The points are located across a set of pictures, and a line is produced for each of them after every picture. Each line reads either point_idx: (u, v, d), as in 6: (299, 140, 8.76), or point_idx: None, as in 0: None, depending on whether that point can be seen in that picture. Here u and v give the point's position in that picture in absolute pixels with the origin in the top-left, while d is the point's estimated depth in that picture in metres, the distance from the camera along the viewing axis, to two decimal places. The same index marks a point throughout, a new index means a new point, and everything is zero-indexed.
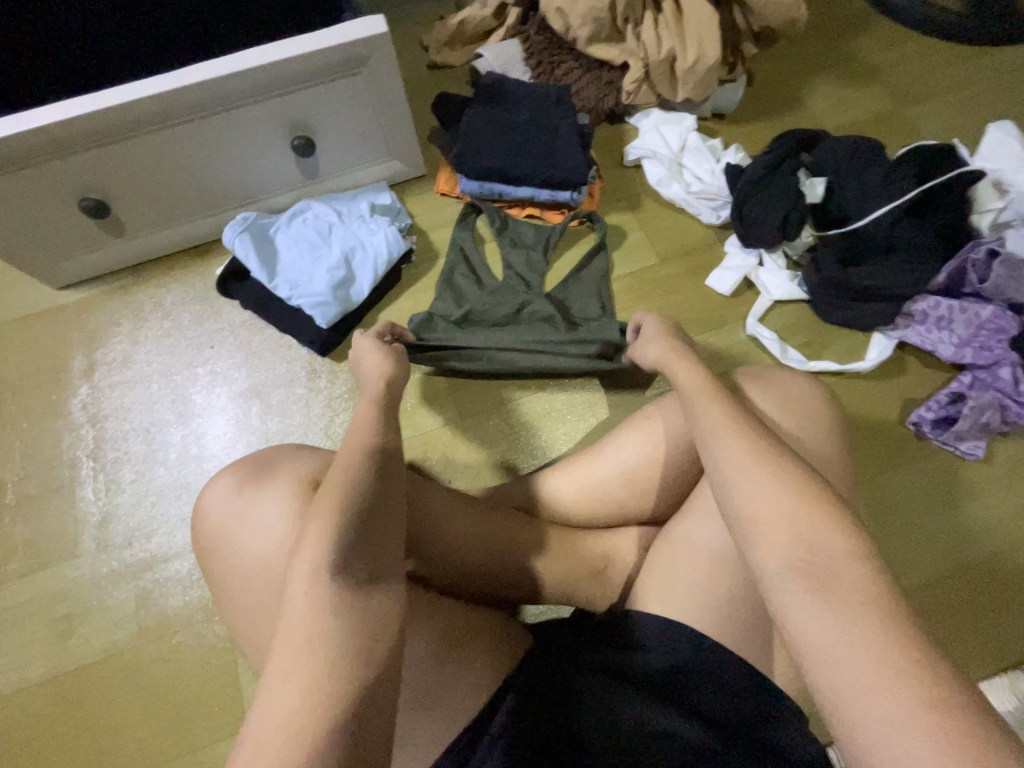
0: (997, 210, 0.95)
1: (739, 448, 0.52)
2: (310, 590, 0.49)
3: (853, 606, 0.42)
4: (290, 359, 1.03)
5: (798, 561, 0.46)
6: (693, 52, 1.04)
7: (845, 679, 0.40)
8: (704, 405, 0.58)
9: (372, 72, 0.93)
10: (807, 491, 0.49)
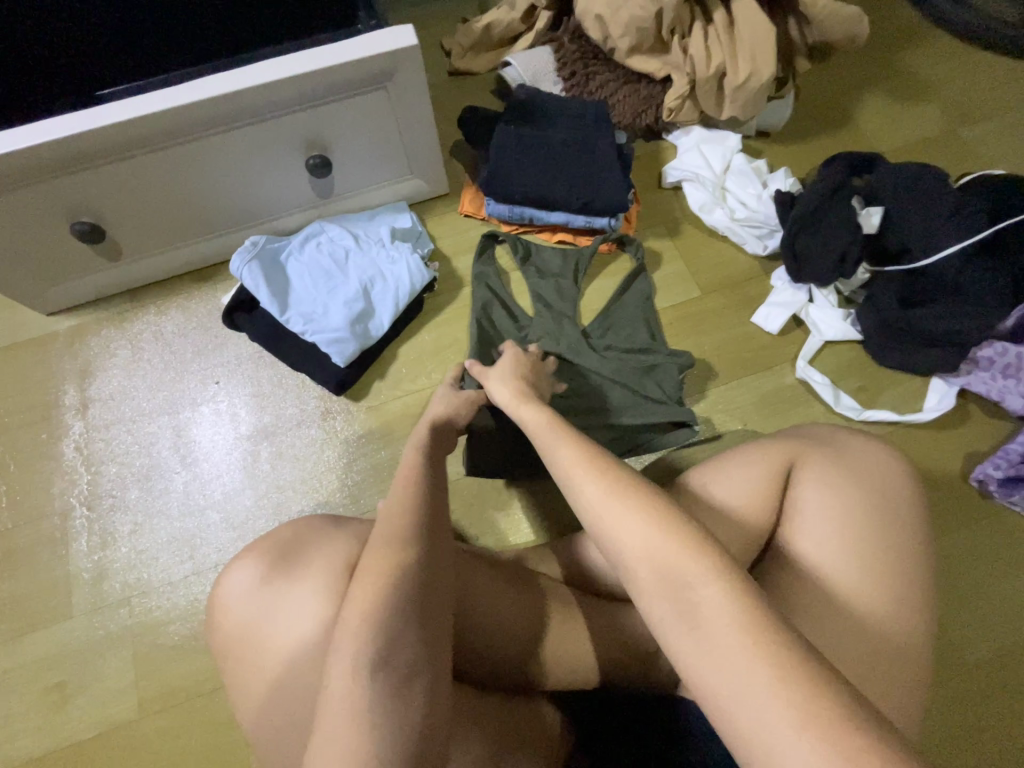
0: None
1: (594, 481, 0.49)
2: (346, 683, 0.45)
3: (723, 639, 0.39)
4: (303, 397, 0.95)
5: (675, 599, 0.42)
6: (745, 68, 0.96)
7: (737, 715, 0.37)
8: (554, 441, 0.55)
9: (396, 87, 0.84)
10: (651, 506, 0.46)
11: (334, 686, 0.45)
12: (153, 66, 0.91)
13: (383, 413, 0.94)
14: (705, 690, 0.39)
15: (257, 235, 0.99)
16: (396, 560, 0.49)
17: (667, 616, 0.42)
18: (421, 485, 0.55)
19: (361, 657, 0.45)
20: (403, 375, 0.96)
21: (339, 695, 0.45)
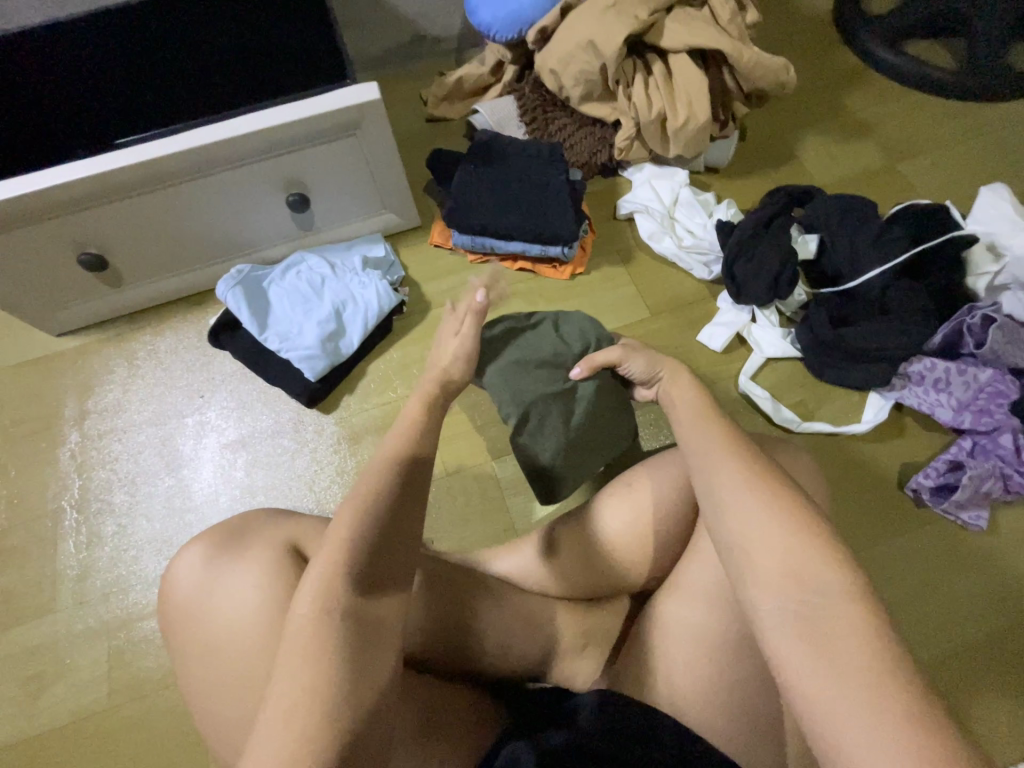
0: (992, 273, 0.95)
1: (734, 471, 0.53)
2: (313, 633, 0.48)
3: (842, 646, 0.44)
4: (279, 410, 1.03)
5: (792, 601, 0.47)
6: (683, 113, 1.05)
7: (828, 702, 0.42)
8: (694, 428, 0.59)
9: (365, 133, 0.95)
10: (790, 513, 0.50)
11: (294, 627, 0.48)
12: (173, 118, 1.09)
13: (351, 425, 1.02)
14: (795, 680, 0.45)
15: (243, 263, 1.09)
16: (355, 543, 0.52)
17: (785, 613, 0.47)
18: (397, 469, 0.57)
19: (326, 604, 0.49)
20: (372, 389, 1.04)
21: (300, 642, 0.48)
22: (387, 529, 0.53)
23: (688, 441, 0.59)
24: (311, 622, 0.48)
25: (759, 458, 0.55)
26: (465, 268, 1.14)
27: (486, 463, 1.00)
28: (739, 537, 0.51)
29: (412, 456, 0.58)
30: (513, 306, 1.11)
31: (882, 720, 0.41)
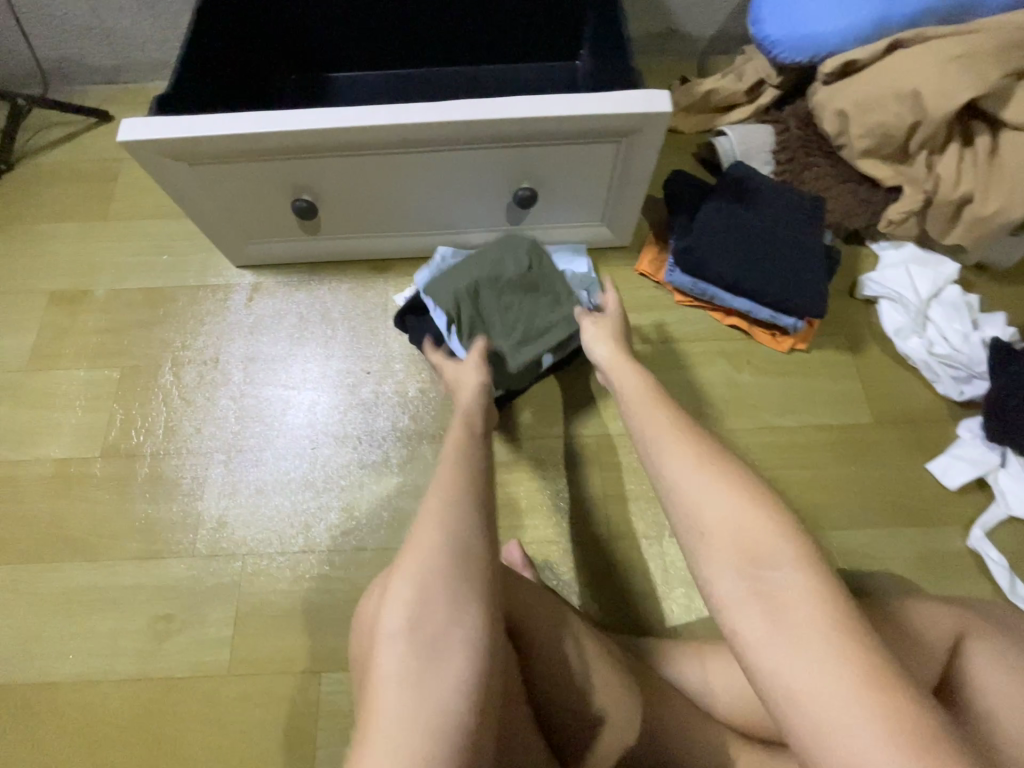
0: None
1: (686, 451, 0.50)
2: (412, 616, 0.45)
3: (798, 617, 0.40)
4: (443, 411, 0.96)
5: (744, 573, 0.42)
6: (994, 203, 0.88)
7: (801, 689, 0.37)
8: (646, 411, 0.57)
9: (628, 144, 0.83)
10: (726, 474, 0.47)
11: (395, 624, 0.45)
12: (401, 66, 1.12)
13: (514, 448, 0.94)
14: (760, 658, 0.40)
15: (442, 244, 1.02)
16: (448, 500, 0.50)
17: (738, 590, 0.42)
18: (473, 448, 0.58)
19: (419, 583, 0.46)
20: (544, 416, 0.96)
21: (401, 639, 0.44)
22: (477, 500, 0.51)
23: (641, 423, 0.56)
24: (407, 609, 0.45)
25: (698, 431, 0.53)
26: (670, 309, 1.02)
27: (649, 533, 0.90)
28: (684, 504, 0.47)
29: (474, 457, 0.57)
30: (717, 367, 0.98)
31: (850, 688, 0.36)
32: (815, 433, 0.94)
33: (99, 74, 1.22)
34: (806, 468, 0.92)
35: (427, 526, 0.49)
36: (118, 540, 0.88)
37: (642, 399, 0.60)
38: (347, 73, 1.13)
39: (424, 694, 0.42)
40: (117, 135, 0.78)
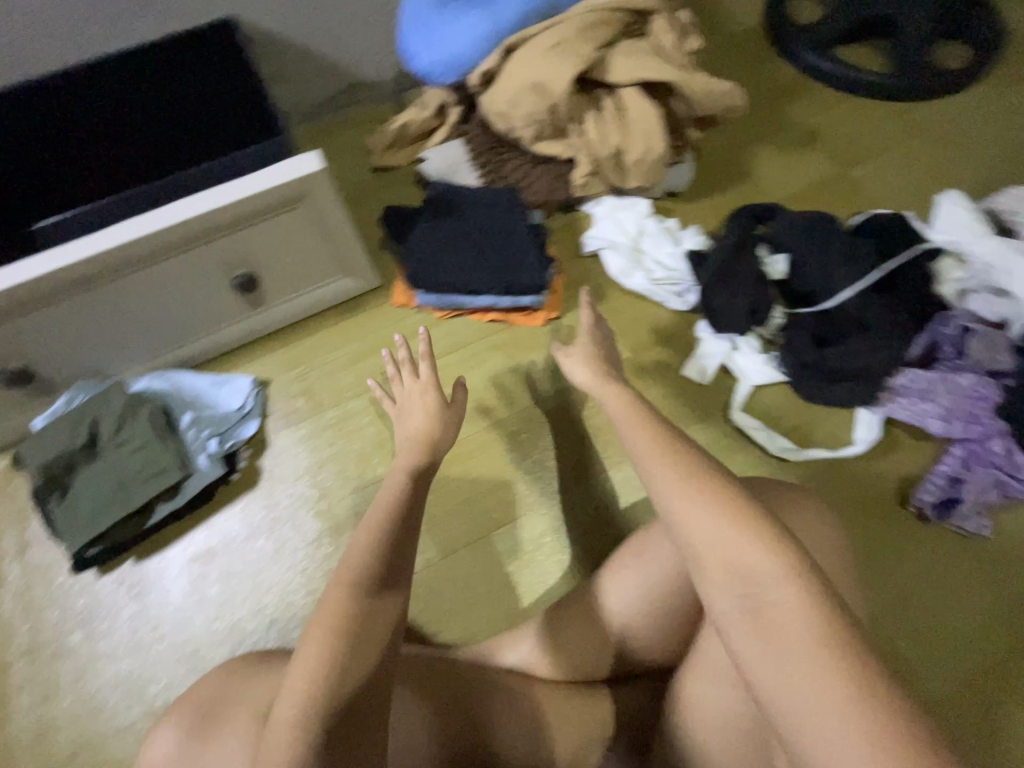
0: (959, 280, 0.96)
1: (667, 473, 0.49)
2: (302, 703, 0.43)
3: (788, 634, 0.41)
4: (251, 508, 0.95)
5: (742, 597, 0.43)
6: (638, 147, 1.03)
7: (795, 705, 0.39)
8: (634, 436, 0.54)
9: (308, 205, 0.89)
10: (731, 511, 0.46)
11: (278, 718, 0.43)
12: (104, 194, 1.08)
13: (333, 514, 0.96)
14: (757, 673, 0.41)
15: (82, 386, 0.95)
16: (365, 560, 0.48)
17: (733, 609, 0.43)
18: (399, 492, 0.53)
19: (327, 662, 0.44)
20: (352, 474, 0.98)
21: (290, 719, 0.42)
22: (388, 553, 0.49)
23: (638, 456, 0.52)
24: (293, 710, 0.42)
25: (688, 447, 0.51)
26: (433, 328, 1.08)
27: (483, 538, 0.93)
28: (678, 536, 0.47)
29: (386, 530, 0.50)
30: (490, 362, 1.06)
31: (840, 697, 0.38)
32: None
33: None
34: (593, 418, 1.01)
35: (333, 592, 0.47)
36: None
37: (625, 406, 0.57)
38: (47, 218, 1.06)
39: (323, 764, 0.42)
40: None
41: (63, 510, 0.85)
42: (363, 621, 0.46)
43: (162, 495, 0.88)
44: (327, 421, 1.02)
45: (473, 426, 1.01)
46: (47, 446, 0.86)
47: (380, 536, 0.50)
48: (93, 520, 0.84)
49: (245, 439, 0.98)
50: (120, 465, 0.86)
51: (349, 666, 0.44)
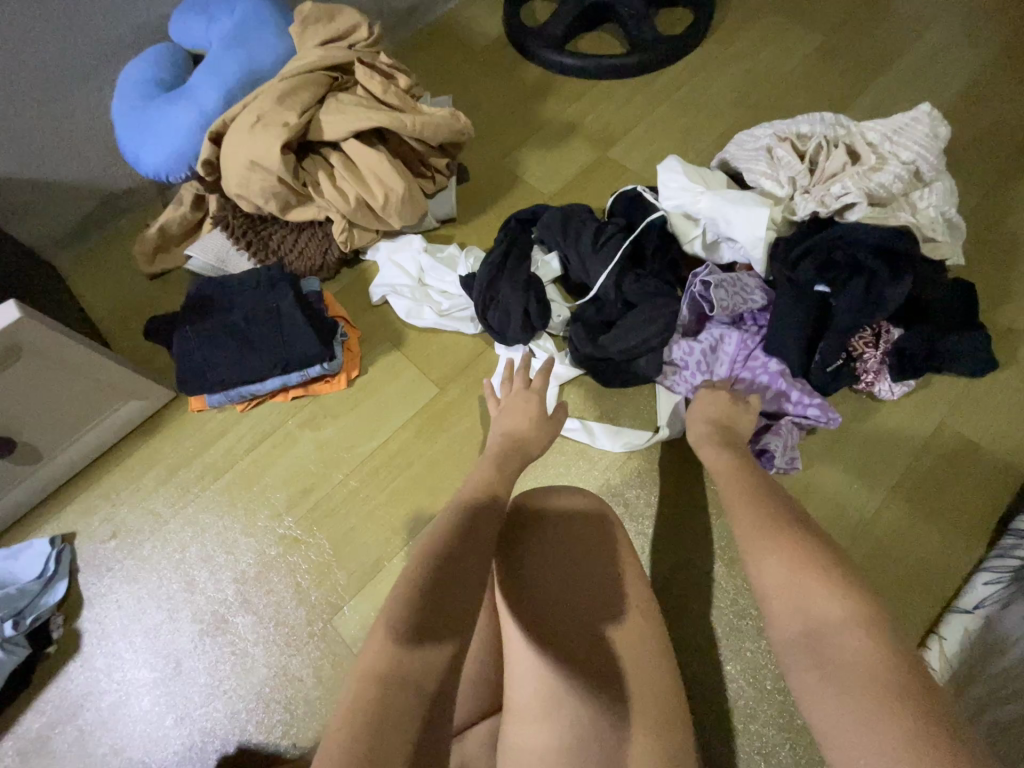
0: (701, 234, 1.03)
1: (764, 531, 0.61)
2: (379, 650, 0.46)
3: (853, 675, 0.48)
4: (75, 678, 0.88)
5: (802, 634, 0.52)
6: (380, 191, 1.04)
7: (843, 732, 0.46)
8: (739, 502, 0.67)
9: (34, 352, 0.84)
10: (812, 561, 0.56)
11: (363, 659, 0.46)
12: None
13: (166, 652, 0.90)
14: (811, 706, 0.49)
15: None
16: (437, 541, 0.55)
17: (795, 638, 0.52)
18: (474, 504, 0.61)
19: (391, 632, 0.47)
20: (181, 602, 0.93)
21: (364, 668, 0.45)
22: (471, 541, 0.56)
23: (741, 524, 0.65)
24: (375, 650, 0.46)
25: (770, 500, 0.66)
26: (239, 422, 1.05)
27: (330, 621, 0.91)
28: (766, 582, 0.57)
29: (439, 559, 0.53)
30: (303, 439, 1.03)
31: (882, 723, 0.44)
32: (403, 430, 1.03)
33: None
34: (417, 463, 1.01)
35: (424, 549, 0.54)
36: None
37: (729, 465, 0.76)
38: None
39: (380, 725, 0.42)
40: None
41: None
42: (438, 591, 0.50)
43: None
44: (142, 554, 0.96)
45: (298, 510, 0.98)
46: None
47: (453, 530, 0.56)
48: None
49: (54, 605, 0.91)
50: None
51: (419, 642, 0.47)
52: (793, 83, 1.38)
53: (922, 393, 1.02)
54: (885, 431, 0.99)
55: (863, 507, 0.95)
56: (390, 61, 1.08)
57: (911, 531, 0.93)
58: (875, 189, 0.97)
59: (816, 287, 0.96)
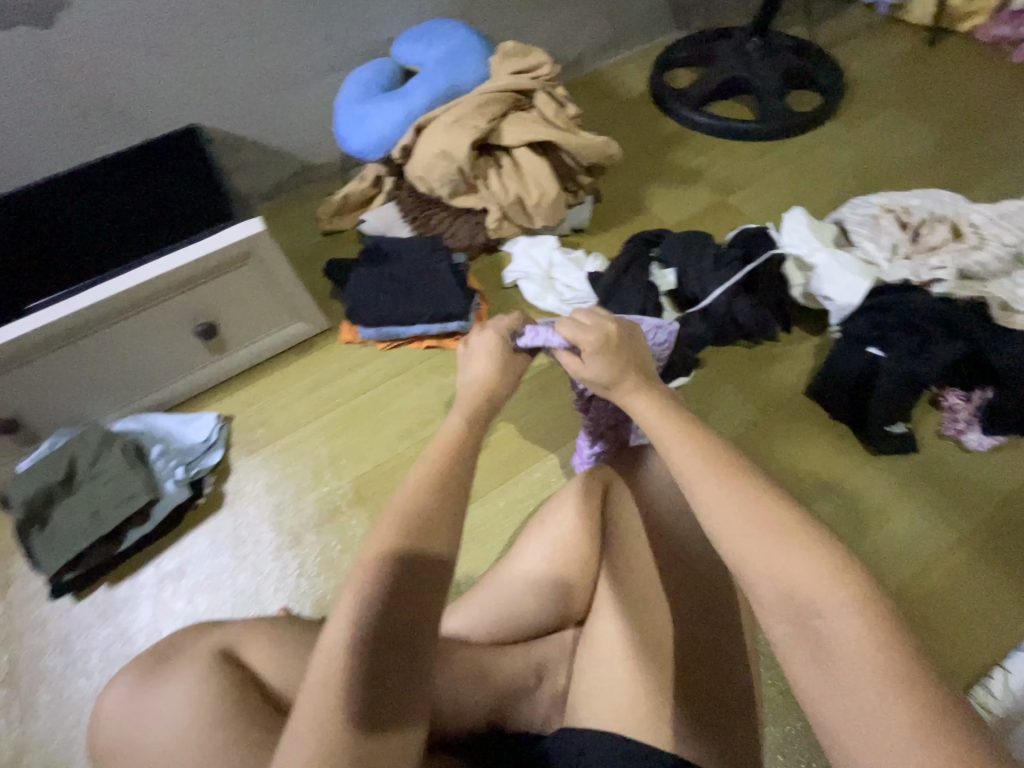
0: (801, 284, 1.16)
1: (729, 500, 0.54)
2: (326, 674, 0.47)
3: (846, 661, 0.45)
4: (213, 530, 1.05)
5: (795, 618, 0.48)
6: (536, 192, 1.25)
7: (844, 717, 0.44)
8: (693, 463, 0.57)
9: (258, 261, 1.07)
10: (784, 527, 0.51)
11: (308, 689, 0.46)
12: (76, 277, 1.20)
13: (288, 527, 1.05)
14: (807, 689, 0.46)
15: (68, 431, 1.09)
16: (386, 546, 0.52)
17: (791, 634, 0.48)
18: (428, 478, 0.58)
19: (335, 656, 0.47)
20: (306, 490, 1.09)
21: (313, 694, 0.46)
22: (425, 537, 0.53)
23: (695, 491, 0.56)
24: (322, 671, 0.47)
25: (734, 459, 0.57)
26: (377, 358, 1.24)
27: None
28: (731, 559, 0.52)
29: (375, 636, 0.48)
30: (428, 381, 1.20)
31: (878, 704, 0.43)
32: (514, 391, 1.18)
33: None
34: None
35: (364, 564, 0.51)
36: None
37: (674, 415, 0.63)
38: None
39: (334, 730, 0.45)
40: None
41: (42, 540, 0.96)
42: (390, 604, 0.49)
43: (134, 520, 1.00)
44: (282, 444, 1.14)
45: (414, 437, 1.14)
46: (31, 483, 0.98)
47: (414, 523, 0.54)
48: (68, 548, 0.95)
49: (210, 468, 1.10)
50: (96, 497, 0.98)
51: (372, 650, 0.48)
52: (907, 167, 1.51)
53: (1008, 451, 1.06)
54: (967, 480, 1.04)
55: (939, 541, 1.00)
56: (563, 94, 1.31)
57: (984, 575, 0.96)
58: (970, 266, 1.08)
59: (869, 349, 1.06)
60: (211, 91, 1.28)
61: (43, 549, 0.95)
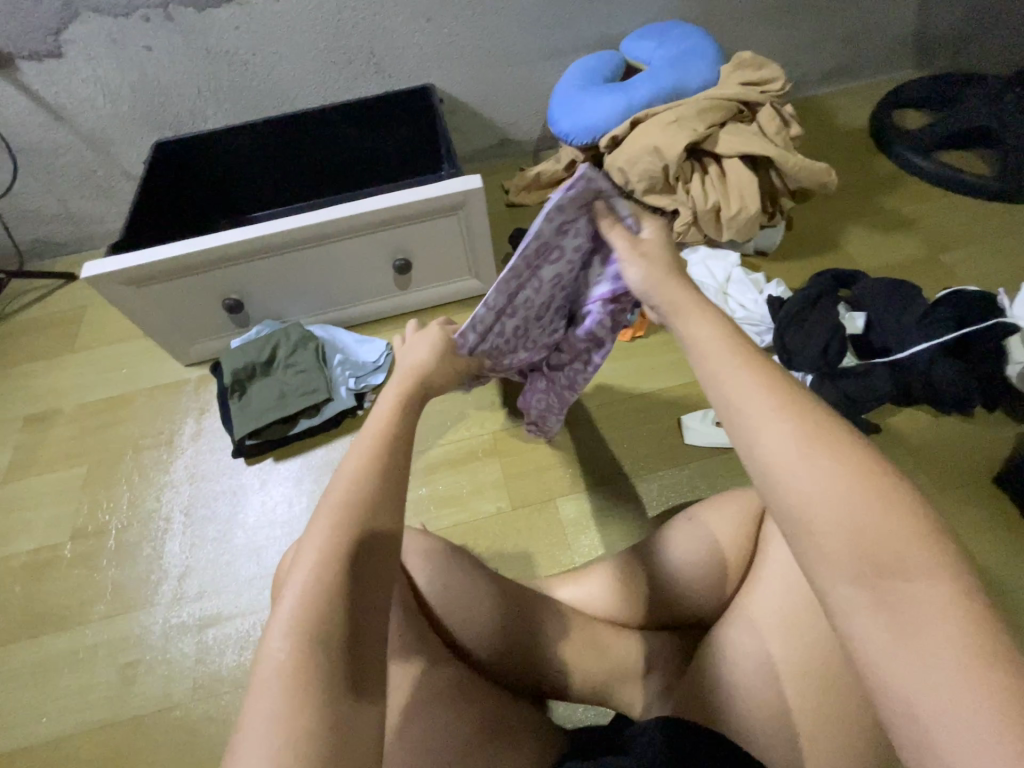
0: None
1: (787, 432, 0.43)
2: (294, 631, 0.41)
3: (930, 633, 0.36)
4: None
5: (864, 577, 0.39)
6: (736, 205, 1.22)
7: (922, 698, 0.35)
8: (742, 381, 0.47)
9: (462, 214, 1.16)
10: (860, 466, 0.41)
11: (268, 651, 0.41)
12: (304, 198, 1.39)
13: (427, 458, 1.14)
14: (877, 668, 0.38)
15: (270, 325, 1.27)
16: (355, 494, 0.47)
17: (859, 597, 0.39)
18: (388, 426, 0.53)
19: (295, 615, 0.42)
20: (449, 430, 1.16)
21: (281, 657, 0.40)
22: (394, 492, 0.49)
23: (757, 425, 0.44)
24: (294, 623, 0.42)
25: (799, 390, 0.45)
26: None
27: (551, 501, 1.06)
28: (796, 511, 0.41)
29: (333, 638, 0.42)
30: None
31: (967, 684, 0.34)
32: (663, 393, 1.17)
33: (68, 245, 1.56)
34: (662, 422, 1.13)
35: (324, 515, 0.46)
36: (87, 606, 1.02)
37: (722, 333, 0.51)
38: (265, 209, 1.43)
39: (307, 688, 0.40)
40: (84, 274, 1.05)
41: (236, 407, 1.14)
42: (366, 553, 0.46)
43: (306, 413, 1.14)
44: None
45: None
46: (239, 358, 1.16)
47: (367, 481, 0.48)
48: (254, 421, 1.12)
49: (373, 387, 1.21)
50: (283, 386, 1.14)
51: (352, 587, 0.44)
52: None
53: None
54: None
55: None
56: (788, 112, 1.27)
57: None
58: None
59: None
60: (452, 57, 1.40)
61: (235, 415, 1.13)
